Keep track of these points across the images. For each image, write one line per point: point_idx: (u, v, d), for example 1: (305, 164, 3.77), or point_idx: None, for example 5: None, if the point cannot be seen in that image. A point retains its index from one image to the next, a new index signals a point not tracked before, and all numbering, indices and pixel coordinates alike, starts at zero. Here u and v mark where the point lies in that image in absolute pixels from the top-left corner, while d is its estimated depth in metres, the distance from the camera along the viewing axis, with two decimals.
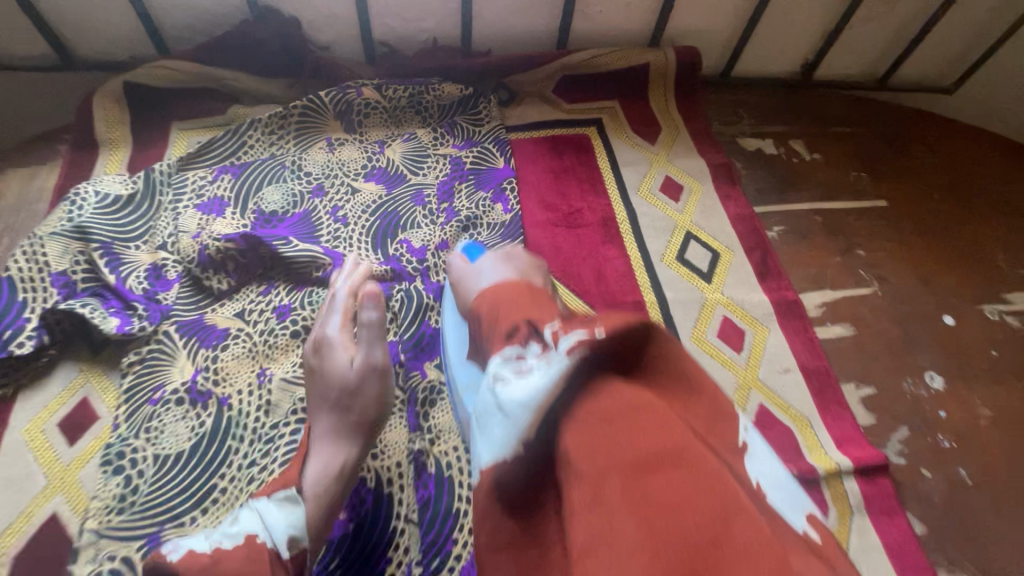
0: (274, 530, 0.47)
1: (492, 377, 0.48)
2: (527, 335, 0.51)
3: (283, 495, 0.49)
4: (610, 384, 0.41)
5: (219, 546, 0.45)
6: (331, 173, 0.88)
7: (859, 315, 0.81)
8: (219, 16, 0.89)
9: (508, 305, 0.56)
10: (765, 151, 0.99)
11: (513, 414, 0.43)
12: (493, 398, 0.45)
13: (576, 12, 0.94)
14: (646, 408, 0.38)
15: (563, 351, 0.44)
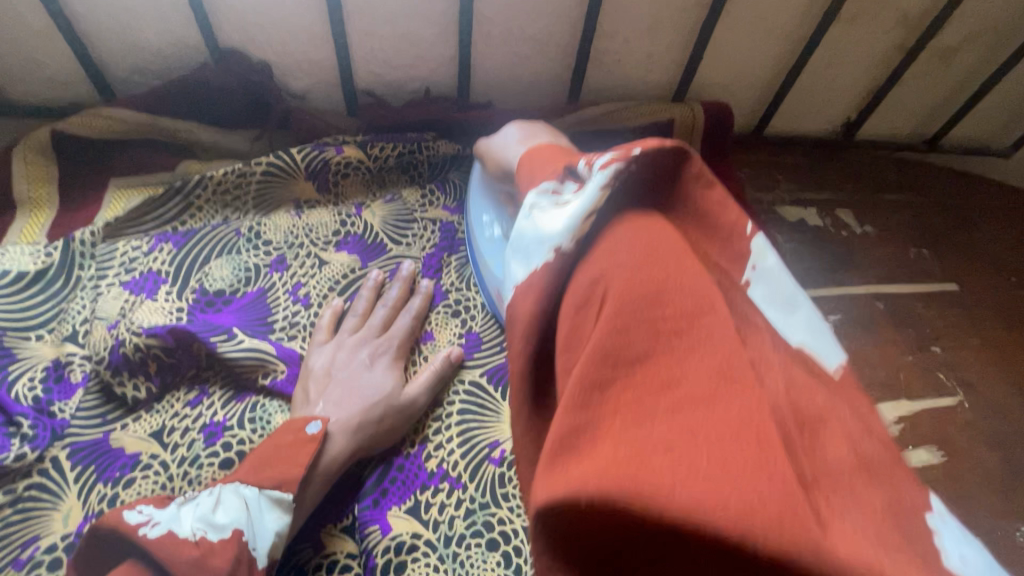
0: (261, 533, 0.44)
1: (527, 207, 0.42)
2: (565, 175, 0.43)
3: (277, 496, 0.47)
4: (628, 214, 0.38)
5: (203, 536, 0.42)
6: (295, 241, 0.73)
7: (947, 436, 0.65)
8: (174, 59, 0.75)
9: (538, 160, 0.48)
10: (809, 222, 0.85)
11: (550, 233, 0.38)
12: (526, 224, 0.41)
13: (592, 61, 0.81)
14: (649, 231, 0.36)
15: (600, 169, 0.39)
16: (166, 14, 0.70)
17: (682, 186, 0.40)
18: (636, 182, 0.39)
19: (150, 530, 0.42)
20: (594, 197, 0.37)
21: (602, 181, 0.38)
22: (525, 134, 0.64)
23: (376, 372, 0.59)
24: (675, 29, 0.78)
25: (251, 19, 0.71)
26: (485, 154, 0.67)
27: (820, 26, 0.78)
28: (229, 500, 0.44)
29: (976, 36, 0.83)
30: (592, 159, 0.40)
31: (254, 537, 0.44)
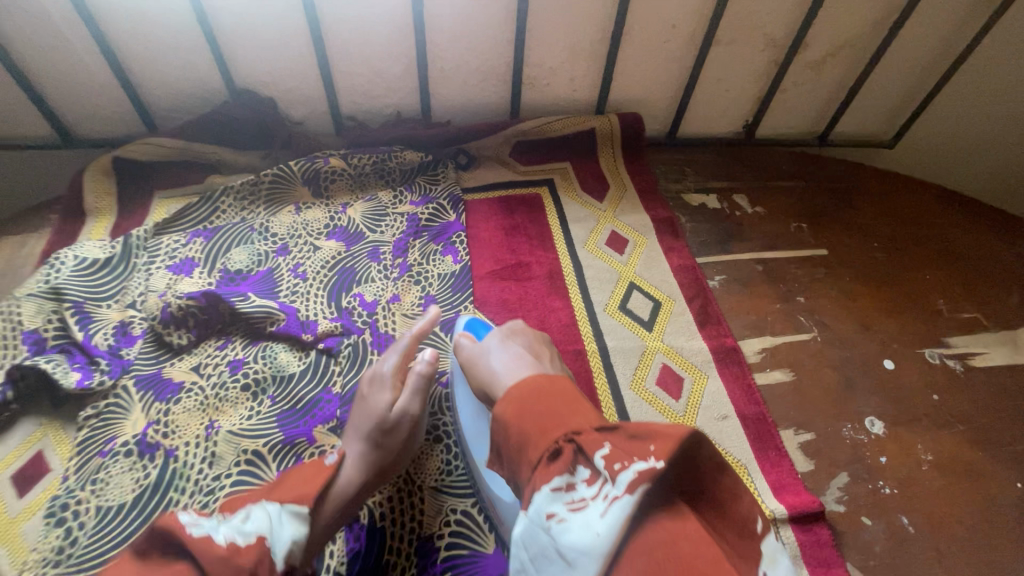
0: (279, 539, 0.52)
1: (547, 516, 0.47)
2: (572, 460, 0.49)
3: (293, 509, 0.55)
4: (657, 521, 0.43)
5: (232, 541, 0.49)
6: (296, 233, 0.94)
7: (798, 361, 0.83)
8: (202, 99, 0.99)
9: (535, 418, 0.53)
10: (709, 205, 1.04)
11: (577, 564, 0.43)
12: (550, 539, 0.46)
13: (526, 86, 1.03)
14: (679, 545, 0.41)
15: (624, 488, 0.44)
16: (198, 66, 0.93)
17: (700, 475, 0.47)
18: (659, 492, 0.45)
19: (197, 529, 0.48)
20: (618, 525, 0.43)
21: (628, 503, 0.43)
22: (514, 351, 0.66)
23: (370, 402, 0.68)
24: (587, 57, 0.99)
25: (259, 67, 0.94)
26: (470, 356, 0.68)
27: (701, 49, 0.99)
28: (259, 512, 0.52)
29: (836, 51, 1.03)
30: (611, 462, 0.46)
31: (279, 540, 0.52)
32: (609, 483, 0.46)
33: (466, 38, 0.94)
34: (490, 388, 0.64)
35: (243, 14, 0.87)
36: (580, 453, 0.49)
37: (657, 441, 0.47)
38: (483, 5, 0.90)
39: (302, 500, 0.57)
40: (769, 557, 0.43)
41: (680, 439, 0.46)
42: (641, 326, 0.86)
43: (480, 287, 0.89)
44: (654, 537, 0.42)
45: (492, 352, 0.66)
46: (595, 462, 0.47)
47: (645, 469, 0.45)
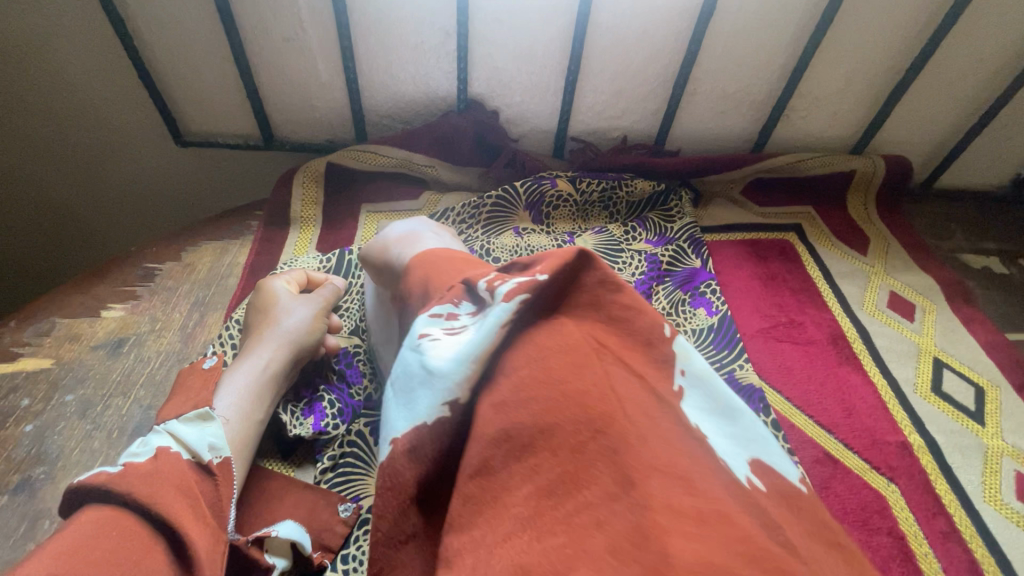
0: (193, 442, 0.50)
1: (419, 337, 0.41)
2: (461, 294, 0.43)
3: (192, 415, 0.52)
4: (541, 333, 0.38)
5: (131, 459, 0.46)
6: (522, 260, 0.82)
7: None
8: (424, 108, 0.89)
9: (447, 269, 0.48)
10: (994, 270, 0.88)
11: (439, 374, 0.37)
12: (419, 360, 0.39)
13: (782, 117, 0.90)
14: (568, 364, 0.35)
15: (501, 298, 0.39)
16: (431, 71, 0.84)
17: (588, 290, 0.40)
18: (548, 307, 0.40)
19: (147, 455, 0.46)
20: (492, 334, 0.37)
21: (503, 312, 0.38)
22: (417, 230, 0.65)
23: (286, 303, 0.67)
24: (865, 89, 0.86)
25: (496, 75, 0.84)
26: (372, 248, 0.66)
27: (1009, 88, 0.84)
28: (156, 433, 0.49)
29: None
30: (492, 282, 0.41)
31: (195, 442, 0.50)
32: (488, 303, 0.40)
33: (737, 59, 0.82)
34: (386, 265, 0.62)
35: (504, 12, 0.77)
36: (466, 290, 0.43)
37: (545, 264, 0.41)
38: (773, 22, 0.78)
39: (201, 404, 0.54)
40: (683, 356, 0.39)
41: (569, 255, 0.40)
42: (969, 418, 0.68)
43: (753, 346, 0.74)
44: (522, 380, 0.35)
45: (392, 234, 0.65)
46: (478, 292, 0.42)
47: (526, 282, 0.39)
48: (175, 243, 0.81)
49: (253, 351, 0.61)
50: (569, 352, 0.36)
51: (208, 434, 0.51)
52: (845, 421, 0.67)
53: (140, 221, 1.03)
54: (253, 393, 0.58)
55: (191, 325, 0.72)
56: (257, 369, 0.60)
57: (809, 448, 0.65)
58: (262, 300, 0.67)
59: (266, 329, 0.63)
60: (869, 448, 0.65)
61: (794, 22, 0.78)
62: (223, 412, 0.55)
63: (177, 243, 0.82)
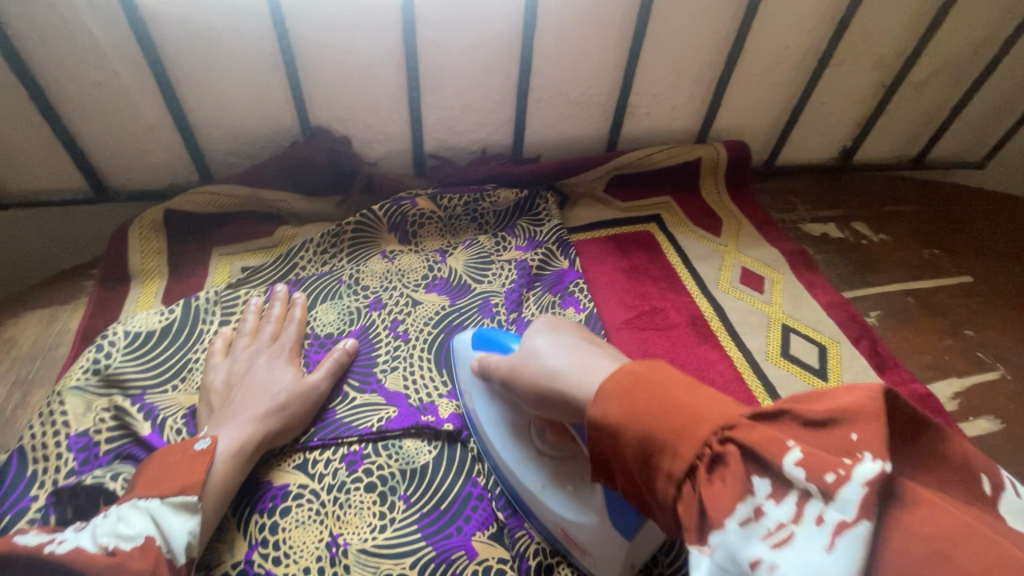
0: (173, 538, 0.49)
1: (749, 564, 0.32)
2: (746, 472, 0.35)
3: (180, 501, 0.51)
4: (905, 491, 0.31)
5: (117, 546, 0.47)
6: (390, 284, 0.80)
7: (999, 405, 0.72)
8: (268, 140, 0.86)
9: (661, 397, 0.40)
10: (831, 235, 0.96)
11: None
12: (752, 575, 0.32)
13: (627, 115, 0.94)
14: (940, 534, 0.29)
15: (843, 513, 0.31)
16: (269, 102, 0.81)
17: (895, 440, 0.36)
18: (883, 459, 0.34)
19: (128, 543, 0.47)
20: (857, 565, 0.29)
21: (857, 539, 0.30)
22: (568, 344, 0.52)
23: (275, 372, 0.65)
24: (694, 82, 0.92)
25: (339, 101, 0.83)
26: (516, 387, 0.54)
27: (815, 71, 0.93)
28: (139, 514, 0.49)
29: (941, 71, 0.98)
30: (812, 472, 0.33)
31: (175, 537, 0.49)
32: (816, 500, 0.32)
33: (571, 65, 0.85)
34: (552, 395, 0.49)
35: (328, 37, 0.76)
36: (752, 458, 0.35)
37: (860, 425, 0.34)
38: (596, 29, 0.82)
39: (190, 489, 0.52)
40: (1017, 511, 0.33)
41: (875, 400, 0.35)
42: (814, 375, 0.74)
43: (619, 339, 0.76)
44: (910, 537, 0.29)
45: (542, 349, 0.52)
46: (786, 474, 0.33)
47: (873, 477, 0.31)
48: None
49: (238, 419, 0.59)
50: (928, 504, 0.31)
51: (191, 528, 0.50)
52: None
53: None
54: (236, 467, 0.56)
55: (11, 408, 0.65)
56: (236, 447, 0.57)
57: None
58: (256, 369, 0.65)
59: (252, 396, 0.61)
60: None
61: (615, 27, 0.82)
62: (208, 497, 0.53)
63: None
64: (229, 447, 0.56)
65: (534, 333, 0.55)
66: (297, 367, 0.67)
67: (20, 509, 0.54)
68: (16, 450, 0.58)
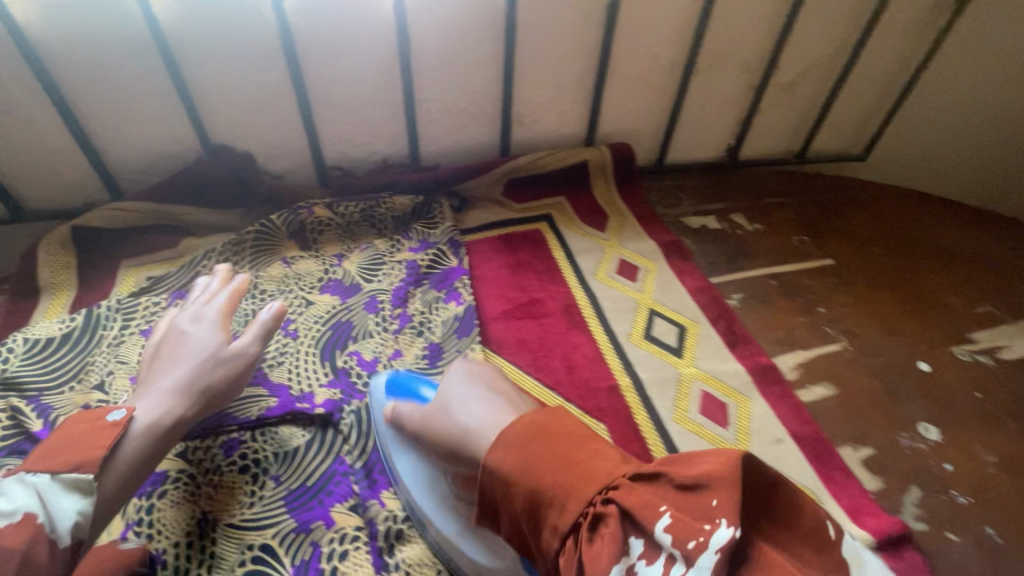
0: (59, 518, 0.48)
1: None
2: (624, 526, 0.41)
3: (72, 479, 0.50)
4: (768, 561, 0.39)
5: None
6: (287, 288, 0.86)
7: (836, 373, 0.80)
8: (174, 159, 0.92)
9: (550, 454, 0.46)
10: (709, 226, 1.03)
11: None
12: None
13: (515, 123, 1.02)
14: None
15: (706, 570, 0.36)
16: (170, 124, 0.88)
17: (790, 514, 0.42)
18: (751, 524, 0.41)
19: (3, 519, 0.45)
20: None
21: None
22: (475, 392, 0.55)
23: (205, 335, 0.66)
24: (574, 91, 0.99)
25: (237, 120, 0.90)
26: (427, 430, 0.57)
27: (684, 76, 1.01)
28: (24, 489, 0.48)
29: (806, 72, 1.07)
30: (675, 536, 0.38)
31: (63, 516, 0.48)
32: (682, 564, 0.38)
33: (453, 79, 0.93)
34: (460, 451, 0.53)
35: (215, 61, 0.82)
36: (629, 518, 0.41)
37: (717, 491, 0.40)
38: (470, 46, 0.89)
39: (86, 468, 0.51)
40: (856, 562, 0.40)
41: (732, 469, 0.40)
42: (671, 353, 0.81)
43: (494, 328, 0.83)
44: None
45: (454, 403, 0.55)
46: (657, 536, 0.39)
47: (725, 543, 0.37)
48: None
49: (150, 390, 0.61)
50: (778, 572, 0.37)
51: (80, 507, 0.50)
52: (566, 379, 0.76)
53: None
54: (151, 436, 0.57)
55: None
56: (147, 422, 0.57)
57: None
58: (174, 336, 0.67)
59: (168, 363, 0.63)
60: (584, 397, 0.75)
61: (487, 44, 0.90)
62: (109, 473, 0.53)
63: None
64: (143, 425, 0.57)
65: (445, 385, 0.58)
66: (227, 332, 0.68)
67: None
68: None
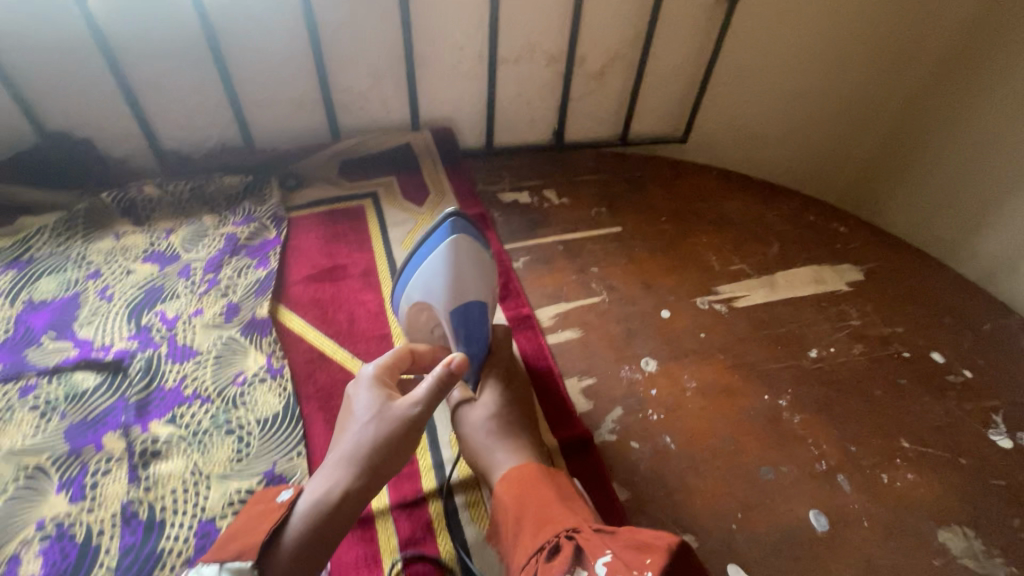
0: None
1: None
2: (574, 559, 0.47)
3: (234, 568, 0.50)
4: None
5: None
6: (112, 259, 0.96)
7: (587, 320, 0.92)
8: (14, 145, 1.01)
9: (536, 497, 0.59)
10: (520, 201, 1.16)
11: None
12: None
13: (340, 110, 1.13)
14: None
15: None
16: (3, 113, 0.97)
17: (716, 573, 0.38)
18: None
19: None
20: None
21: None
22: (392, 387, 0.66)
23: (364, 398, 0.64)
24: (391, 81, 1.11)
25: (69, 109, 0.99)
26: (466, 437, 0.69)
27: (491, 67, 1.12)
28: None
29: (610, 62, 1.19)
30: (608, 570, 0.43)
31: None
32: None
33: (271, 70, 1.03)
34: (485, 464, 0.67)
35: (32, 54, 0.91)
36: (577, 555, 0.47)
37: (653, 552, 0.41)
38: (279, 41, 1.00)
39: (245, 555, 0.52)
40: None
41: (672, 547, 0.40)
42: None
43: (294, 289, 0.94)
44: None
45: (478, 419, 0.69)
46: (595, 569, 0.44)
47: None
48: None
49: (326, 467, 0.59)
50: None
51: None
52: (345, 329, 0.88)
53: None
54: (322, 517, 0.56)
55: None
56: (313, 502, 0.56)
57: (308, 352, 0.85)
58: (350, 403, 0.66)
59: (345, 430, 0.62)
60: (355, 342, 0.87)
61: (294, 40, 1.00)
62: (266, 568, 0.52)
63: None
64: (306, 501, 0.56)
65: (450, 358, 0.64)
66: (389, 390, 0.65)
67: None
68: None
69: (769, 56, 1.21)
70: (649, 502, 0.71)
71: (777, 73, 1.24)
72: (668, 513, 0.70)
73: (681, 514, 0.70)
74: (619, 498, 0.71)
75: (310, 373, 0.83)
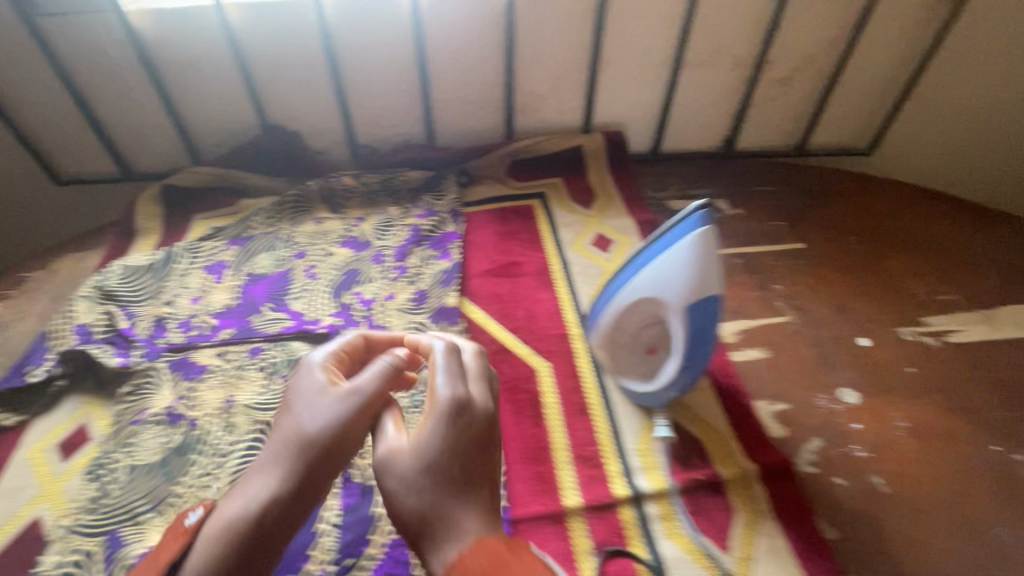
0: None
1: None
2: None
3: None
4: None
5: None
6: (315, 241, 1.06)
7: (774, 340, 0.87)
8: (240, 135, 1.15)
9: None
10: (691, 209, 1.12)
11: None
12: None
13: (519, 111, 1.16)
14: None
15: None
16: (237, 106, 1.10)
17: None
18: None
19: None
20: None
21: None
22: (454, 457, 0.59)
23: (311, 384, 0.57)
24: (571, 83, 1.12)
25: (289, 104, 1.11)
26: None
27: (674, 71, 1.10)
28: None
29: (801, 67, 1.12)
30: None
31: None
32: None
33: (464, 70, 1.08)
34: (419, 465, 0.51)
35: (271, 54, 1.03)
36: None
37: None
38: (477, 43, 1.05)
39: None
40: None
41: None
42: None
43: (475, 282, 0.97)
44: None
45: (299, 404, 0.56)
46: None
47: None
48: (46, 258, 1.06)
49: (250, 474, 0.54)
50: None
51: None
52: (525, 326, 0.90)
53: (8, 244, 1.26)
54: (222, 537, 0.51)
55: (48, 312, 0.96)
56: (227, 519, 0.51)
57: (491, 344, 0.88)
58: (297, 384, 0.59)
59: (282, 422, 0.56)
60: (538, 340, 0.88)
61: (491, 43, 1.05)
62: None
63: (47, 258, 1.06)
64: (216, 520, 0.52)
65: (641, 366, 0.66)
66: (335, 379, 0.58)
67: (39, 363, 0.84)
68: (45, 332, 0.88)
69: (992, 63, 1.08)
70: (861, 547, 0.65)
71: (998, 82, 1.10)
72: (886, 564, 0.64)
73: (901, 567, 0.64)
74: (826, 537, 0.66)
75: (494, 365, 0.85)
